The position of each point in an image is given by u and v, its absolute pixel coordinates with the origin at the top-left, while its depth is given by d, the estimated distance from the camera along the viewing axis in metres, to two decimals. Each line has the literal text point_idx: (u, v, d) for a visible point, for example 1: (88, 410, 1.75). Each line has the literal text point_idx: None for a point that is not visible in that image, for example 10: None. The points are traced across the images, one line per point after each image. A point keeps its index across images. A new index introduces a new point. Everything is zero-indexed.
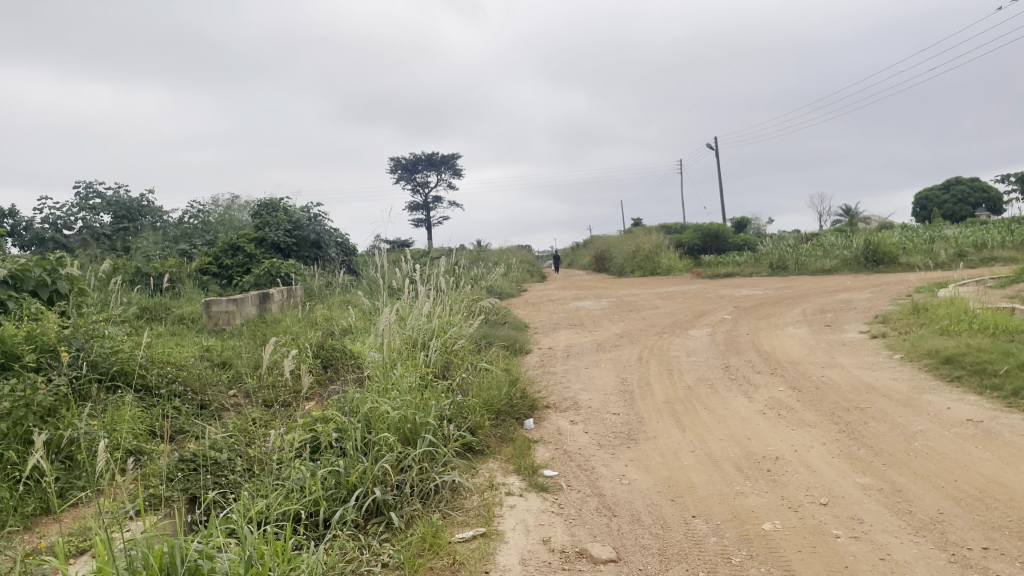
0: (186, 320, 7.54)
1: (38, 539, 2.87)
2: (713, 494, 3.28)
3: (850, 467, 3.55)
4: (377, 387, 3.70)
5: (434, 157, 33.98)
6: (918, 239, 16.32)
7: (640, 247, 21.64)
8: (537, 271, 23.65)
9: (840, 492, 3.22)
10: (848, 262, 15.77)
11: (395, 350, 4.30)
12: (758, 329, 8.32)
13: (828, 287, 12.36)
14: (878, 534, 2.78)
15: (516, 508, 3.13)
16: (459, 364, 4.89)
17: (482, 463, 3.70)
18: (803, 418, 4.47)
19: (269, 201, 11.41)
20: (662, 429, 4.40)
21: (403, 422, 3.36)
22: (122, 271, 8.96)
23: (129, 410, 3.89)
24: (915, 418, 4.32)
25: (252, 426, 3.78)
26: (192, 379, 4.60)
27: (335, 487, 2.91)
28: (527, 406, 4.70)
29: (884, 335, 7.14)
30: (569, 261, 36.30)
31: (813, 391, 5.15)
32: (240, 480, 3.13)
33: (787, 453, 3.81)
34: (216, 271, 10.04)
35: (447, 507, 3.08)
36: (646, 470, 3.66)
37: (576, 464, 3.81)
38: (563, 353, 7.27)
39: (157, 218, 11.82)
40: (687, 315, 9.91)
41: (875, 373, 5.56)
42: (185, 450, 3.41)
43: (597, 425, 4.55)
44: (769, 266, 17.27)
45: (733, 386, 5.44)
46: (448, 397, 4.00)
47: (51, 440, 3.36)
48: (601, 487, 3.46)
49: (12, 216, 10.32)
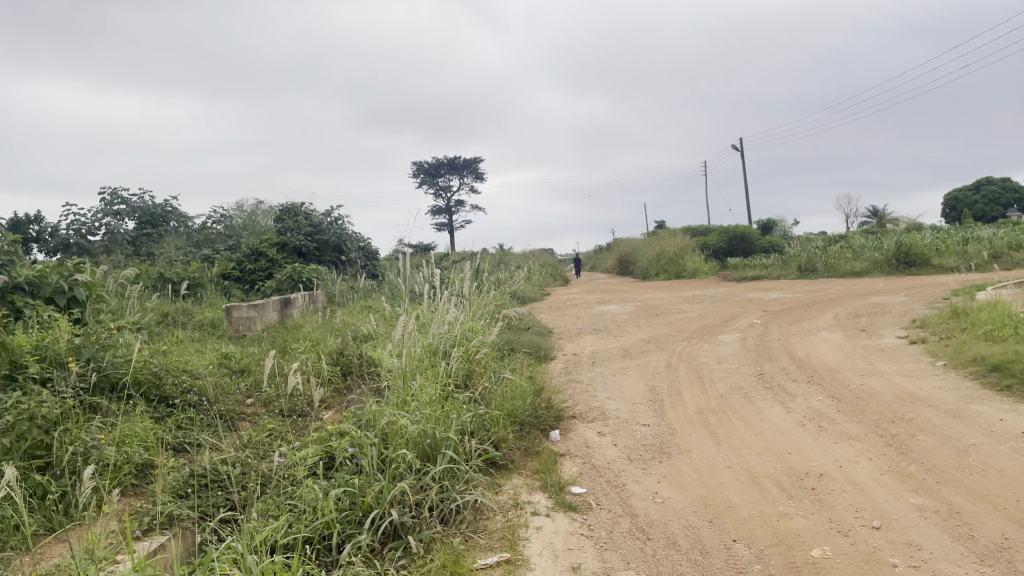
0: (206, 326, 7.44)
1: (40, 562, 2.71)
2: (754, 515, 3.05)
3: (901, 486, 3.30)
4: (396, 399, 3.52)
5: (457, 161, 33.89)
6: (951, 240, 15.89)
7: (665, 250, 21.34)
8: (560, 274, 23.41)
9: (894, 514, 2.98)
10: (879, 264, 15.37)
11: (416, 359, 4.12)
12: (789, 333, 8.05)
13: (859, 290, 11.99)
14: (940, 563, 2.54)
15: (543, 530, 2.93)
16: (481, 373, 4.70)
17: (506, 479, 3.49)
18: (845, 431, 4.22)
19: (291, 205, 11.28)
20: (695, 441, 4.18)
21: (422, 438, 3.16)
22: (145, 276, 8.88)
23: (139, 422, 3.73)
24: (966, 430, 4.05)
25: (267, 441, 3.63)
26: (209, 390, 4.45)
27: (349, 508, 2.73)
28: (553, 416, 4.50)
29: (924, 340, 6.83)
30: (592, 264, 36.07)
31: (854, 401, 4.89)
32: (251, 501, 2.97)
33: (832, 469, 3.56)
34: (238, 276, 9.97)
35: (469, 529, 2.89)
36: (681, 488, 3.44)
37: (605, 480, 3.61)
38: (589, 359, 7.05)
39: (182, 224, 11.74)
40: (715, 319, 9.63)
41: (919, 381, 5.29)
42: (198, 464, 3.26)
43: (627, 437, 4.33)
44: (796, 269, 16.89)
45: (768, 396, 5.19)
46: (471, 409, 3.80)
47: (58, 455, 3.19)
48: (633, 507, 3.24)
49: (38, 223, 10.38)
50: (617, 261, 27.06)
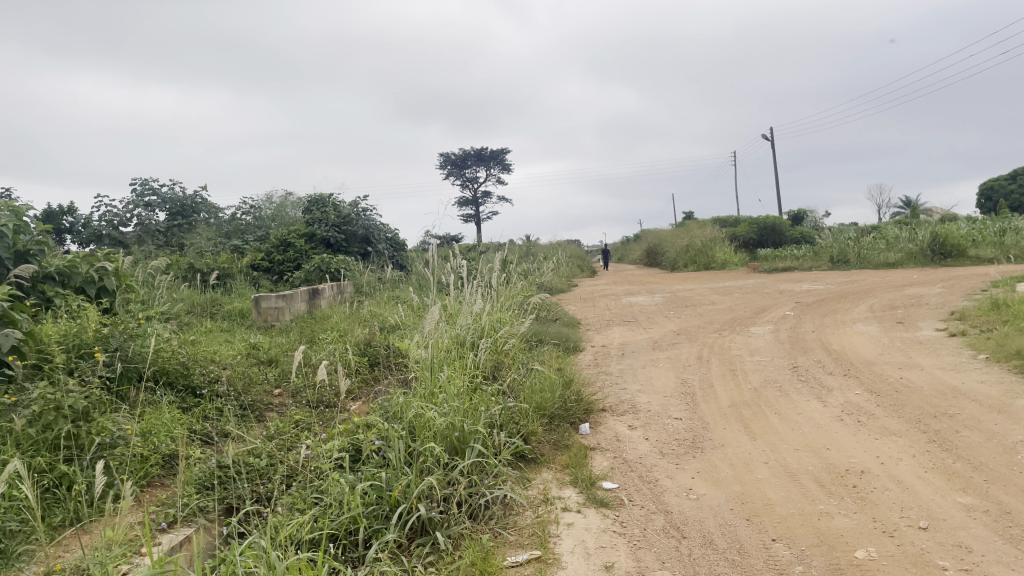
0: (236, 317, 7.45)
1: (67, 553, 2.69)
2: (794, 513, 2.94)
3: (947, 484, 3.17)
4: (423, 391, 3.45)
5: (483, 152, 33.81)
6: (988, 231, 15.48)
7: (694, 241, 21.11)
8: (587, 265, 23.32)
9: (941, 514, 2.85)
10: (914, 255, 15.04)
11: (443, 350, 4.05)
12: (823, 326, 7.86)
13: (894, 281, 11.73)
14: (993, 567, 2.42)
15: (575, 527, 2.85)
16: (510, 365, 4.63)
17: (536, 473, 3.42)
18: (886, 426, 4.08)
19: (319, 196, 11.29)
20: (730, 436, 4.06)
21: (450, 430, 3.09)
22: (175, 267, 8.93)
23: (166, 413, 3.70)
24: (1014, 426, 3.89)
25: (295, 431, 3.59)
26: (236, 379, 4.42)
27: (376, 503, 2.67)
28: (582, 409, 4.41)
29: (964, 333, 6.62)
30: (619, 255, 35.84)
31: (893, 395, 4.74)
32: (276, 495, 2.93)
33: (874, 466, 3.43)
34: (267, 266, 10.04)
35: (499, 526, 2.81)
36: (716, 484, 3.34)
37: (638, 475, 3.51)
38: (618, 351, 6.95)
39: (212, 215, 11.80)
40: (747, 311, 9.46)
41: (961, 375, 5.12)
42: (224, 457, 3.23)
43: (658, 431, 4.24)
44: (829, 260, 16.59)
45: (804, 389, 5.06)
46: (499, 402, 3.73)
47: (85, 445, 3.18)
48: (667, 503, 3.14)
49: (72, 214, 10.49)
50: (645, 252, 26.83)
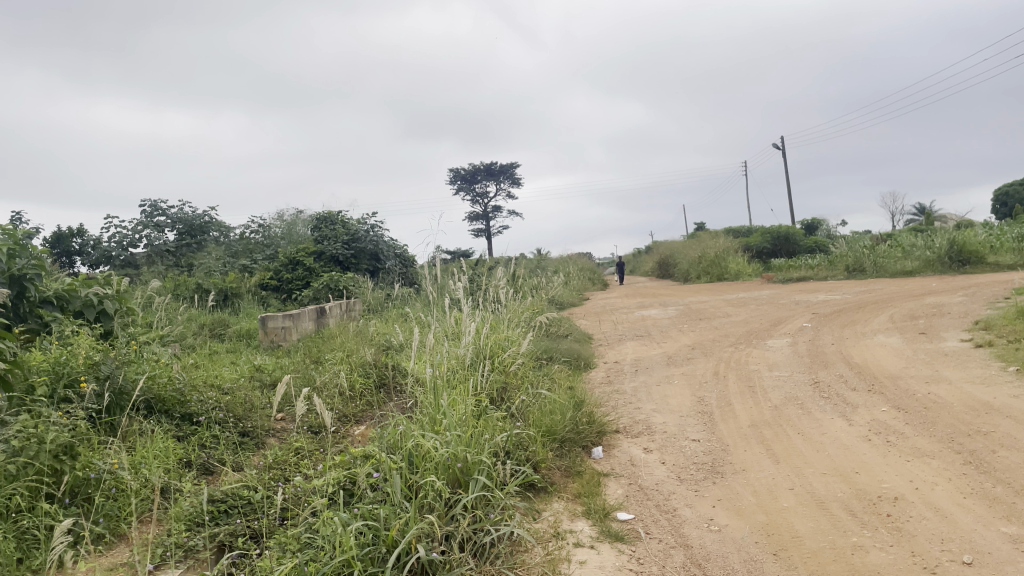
0: (243, 337, 7.30)
1: None
2: (825, 547, 2.73)
3: (989, 512, 2.93)
4: (425, 418, 3.26)
5: (493, 167, 33.73)
6: (1007, 237, 15.16)
7: (706, 252, 20.88)
8: (598, 277, 23.13)
9: (986, 547, 2.63)
10: (931, 262, 14.71)
11: (447, 373, 3.86)
12: (843, 337, 7.63)
13: (912, 290, 11.47)
14: None
15: (587, 566, 2.66)
16: (518, 387, 4.44)
17: (546, 504, 3.22)
18: (917, 447, 3.84)
19: (328, 213, 11.16)
20: (751, 459, 3.84)
21: (453, 462, 2.89)
22: (180, 288, 8.79)
23: (159, 443, 3.53)
24: None
25: (293, 459, 3.42)
26: (236, 406, 4.24)
27: (372, 544, 2.47)
28: (595, 432, 4.20)
29: (991, 344, 6.36)
30: (631, 266, 35.56)
31: (922, 412, 4.50)
32: (267, 533, 2.74)
33: (908, 492, 3.20)
34: (276, 285, 9.91)
35: (506, 565, 2.61)
36: (738, 514, 3.12)
37: (655, 504, 3.30)
38: (632, 367, 6.74)
39: (221, 233, 11.70)
40: (763, 323, 9.23)
41: (991, 389, 4.87)
42: (215, 491, 3.05)
43: (675, 454, 4.03)
44: (844, 270, 16.33)
45: (827, 406, 4.82)
46: (506, 427, 3.53)
47: (67, 482, 3.00)
48: (687, 536, 2.93)
49: (81, 236, 10.42)
50: (657, 264, 26.63)
